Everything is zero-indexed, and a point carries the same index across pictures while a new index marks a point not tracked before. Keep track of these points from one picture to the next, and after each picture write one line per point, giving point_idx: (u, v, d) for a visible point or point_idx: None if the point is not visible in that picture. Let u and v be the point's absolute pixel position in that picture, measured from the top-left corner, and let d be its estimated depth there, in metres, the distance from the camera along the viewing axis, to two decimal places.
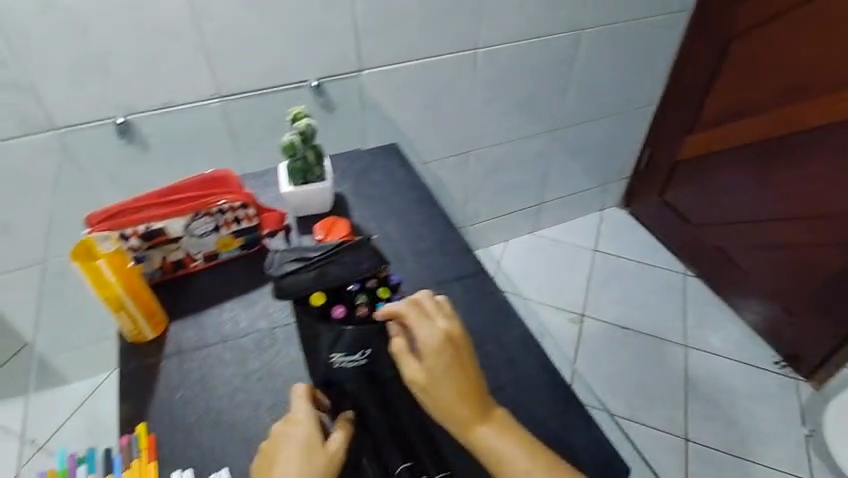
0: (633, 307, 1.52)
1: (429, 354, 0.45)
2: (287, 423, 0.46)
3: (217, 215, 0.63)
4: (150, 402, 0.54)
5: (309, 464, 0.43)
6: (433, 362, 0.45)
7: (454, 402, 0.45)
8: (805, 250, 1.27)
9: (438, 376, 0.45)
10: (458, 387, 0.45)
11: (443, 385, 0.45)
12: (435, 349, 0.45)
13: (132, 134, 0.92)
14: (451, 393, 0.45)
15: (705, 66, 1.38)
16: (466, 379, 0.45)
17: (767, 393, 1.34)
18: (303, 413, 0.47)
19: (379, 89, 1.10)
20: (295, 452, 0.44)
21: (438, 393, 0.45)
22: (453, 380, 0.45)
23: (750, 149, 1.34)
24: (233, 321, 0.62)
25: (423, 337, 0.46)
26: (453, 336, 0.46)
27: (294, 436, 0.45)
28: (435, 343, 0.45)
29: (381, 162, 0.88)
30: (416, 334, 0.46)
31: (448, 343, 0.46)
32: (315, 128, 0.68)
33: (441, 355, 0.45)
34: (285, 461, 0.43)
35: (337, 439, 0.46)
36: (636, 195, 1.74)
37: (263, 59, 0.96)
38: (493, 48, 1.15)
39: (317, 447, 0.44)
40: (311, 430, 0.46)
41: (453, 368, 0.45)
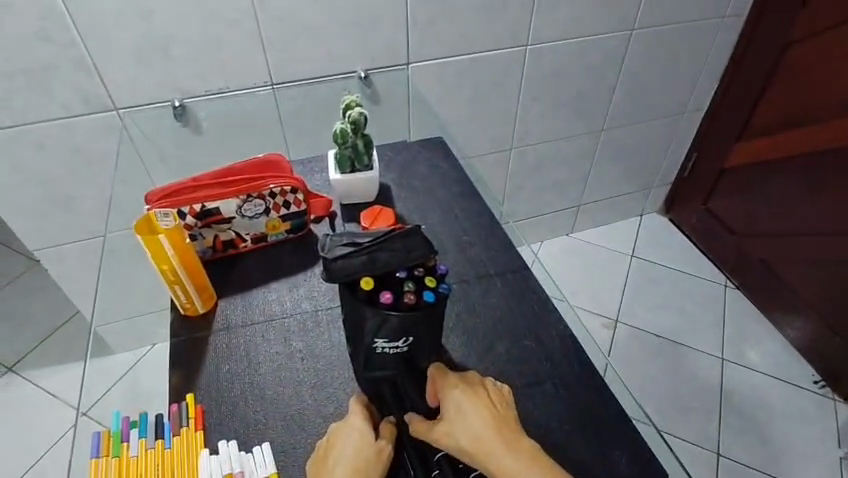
0: (668, 315, 1.49)
1: (450, 391, 0.49)
2: (342, 425, 0.50)
3: (268, 199, 0.65)
4: (199, 373, 0.57)
5: (362, 458, 0.47)
6: (454, 397, 0.48)
7: (481, 429, 0.45)
8: None
9: (462, 407, 0.47)
10: (483, 412, 0.46)
11: (467, 413, 0.46)
12: (456, 386, 0.49)
13: (188, 117, 0.94)
14: (477, 419, 0.46)
15: (760, 72, 1.33)
16: (487, 406, 0.47)
17: (805, 413, 1.29)
18: (358, 415, 0.50)
19: (425, 82, 1.11)
20: (350, 453, 0.47)
21: (464, 425, 0.46)
22: (476, 408, 0.47)
23: (806, 160, 1.28)
24: (279, 301, 0.64)
25: (445, 384, 0.50)
26: (471, 377, 0.50)
27: (348, 438, 0.48)
28: (455, 382, 0.49)
29: (426, 154, 0.89)
30: (439, 383, 0.50)
31: (467, 381, 0.50)
32: (367, 118, 0.68)
33: (461, 389, 0.48)
34: (341, 461, 0.46)
35: (386, 441, 0.49)
36: (678, 201, 1.70)
37: (315, 49, 0.98)
38: (541, 46, 1.15)
39: (369, 448, 0.47)
40: (364, 432, 0.49)
41: (473, 397, 0.48)
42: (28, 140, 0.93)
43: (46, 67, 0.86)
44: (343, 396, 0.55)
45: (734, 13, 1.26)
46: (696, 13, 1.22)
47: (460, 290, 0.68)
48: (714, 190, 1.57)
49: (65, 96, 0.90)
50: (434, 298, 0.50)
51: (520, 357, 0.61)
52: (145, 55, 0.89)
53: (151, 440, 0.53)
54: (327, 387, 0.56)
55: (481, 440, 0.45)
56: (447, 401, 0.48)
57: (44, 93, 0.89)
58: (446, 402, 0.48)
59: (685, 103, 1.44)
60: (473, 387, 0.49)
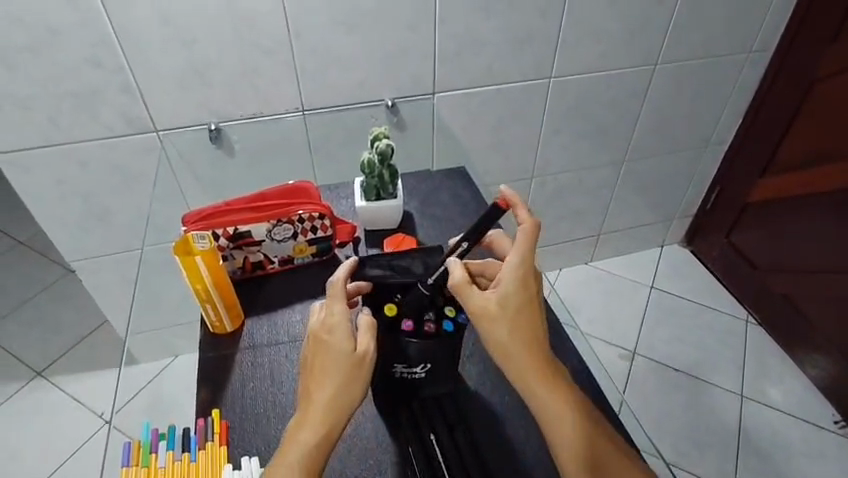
0: (686, 348, 1.48)
1: (507, 291, 0.50)
2: (323, 327, 0.50)
3: (297, 224, 0.68)
4: (224, 389, 0.59)
5: (347, 369, 0.48)
6: (512, 298, 0.49)
7: (524, 338, 0.48)
8: None
9: (514, 311, 0.49)
10: (530, 327, 0.49)
11: (517, 322, 0.48)
12: (520, 284, 0.50)
13: (221, 140, 0.99)
14: (522, 331, 0.48)
15: (785, 108, 1.33)
16: (536, 322, 0.49)
17: (825, 454, 1.26)
18: (338, 317, 0.51)
19: (450, 111, 1.14)
20: (330, 360, 0.48)
21: (510, 327, 0.48)
22: (529, 316, 0.49)
23: (833, 196, 1.26)
24: (303, 322, 0.66)
25: (514, 267, 0.51)
26: (537, 280, 0.52)
27: (329, 345, 0.49)
28: (522, 278, 0.50)
29: (448, 183, 0.91)
30: (506, 264, 0.51)
31: (532, 281, 0.51)
32: (393, 149, 0.71)
33: (525, 288, 0.50)
34: (322, 370, 0.49)
35: (366, 340, 0.50)
36: (700, 232, 1.69)
37: (345, 78, 1.03)
38: (564, 78, 1.17)
39: (349, 353, 0.49)
40: (344, 336, 0.50)
41: (527, 308, 0.49)
42: (73, 158, 0.98)
43: (94, 91, 0.91)
44: (360, 421, 0.57)
45: (758, 49, 1.27)
46: (720, 48, 1.23)
47: None
48: (738, 223, 1.56)
49: (110, 118, 0.96)
50: (452, 329, 0.53)
51: None
52: (185, 82, 0.95)
53: (177, 452, 0.56)
54: None
55: (520, 346, 0.47)
56: (504, 288, 0.50)
57: (91, 115, 0.94)
58: (501, 286, 0.50)
59: (708, 137, 1.45)
60: (534, 292, 0.51)
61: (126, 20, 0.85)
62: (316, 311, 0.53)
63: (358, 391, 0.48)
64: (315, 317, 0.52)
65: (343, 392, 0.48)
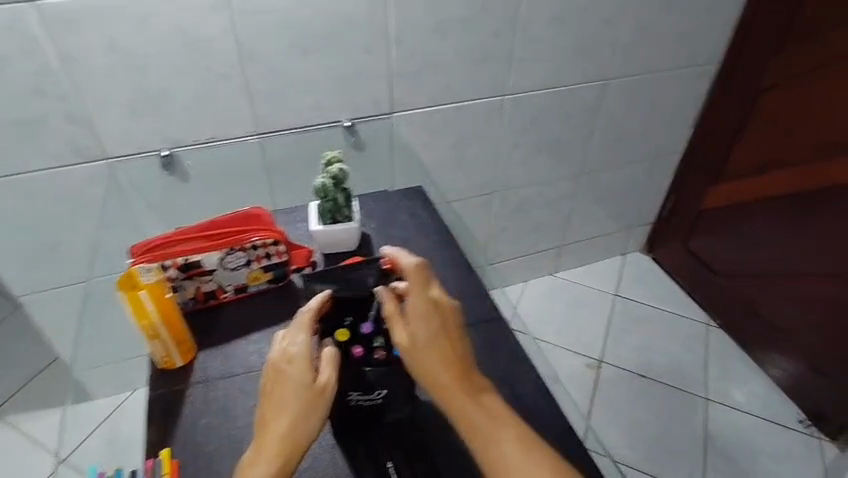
0: (652, 355, 1.51)
1: (418, 323, 0.51)
2: (283, 355, 0.51)
3: (250, 251, 0.66)
4: (175, 427, 0.57)
5: (305, 399, 0.48)
6: (421, 329, 0.51)
7: (438, 366, 0.50)
8: (837, 308, 1.22)
9: (426, 342, 0.50)
10: (443, 354, 0.50)
11: (429, 352, 0.50)
12: (427, 315, 0.52)
13: (174, 166, 0.96)
14: (435, 358, 0.50)
15: (733, 117, 1.37)
16: (449, 348, 0.51)
17: (790, 453, 1.30)
18: (298, 345, 0.52)
19: (408, 130, 1.15)
20: (288, 389, 0.49)
21: (424, 357, 0.50)
22: (441, 346, 0.51)
23: (786, 202, 1.31)
24: (258, 353, 0.64)
25: (415, 299, 0.53)
26: (445, 308, 0.53)
27: (288, 373, 0.50)
28: (428, 310, 0.52)
29: (406, 203, 0.91)
30: (413, 298, 0.53)
31: (440, 312, 0.53)
32: (346, 173, 0.70)
33: (430, 318, 0.52)
34: (279, 399, 0.49)
35: (327, 370, 0.50)
36: (659, 240, 1.74)
37: (301, 101, 1.02)
38: (520, 95, 1.19)
39: (307, 383, 0.49)
40: (304, 366, 0.50)
41: (439, 336, 0.51)
42: (17, 190, 0.95)
43: (38, 119, 0.89)
44: (317, 452, 0.55)
45: (703, 62, 1.32)
46: (668, 63, 1.28)
47: None
48: (694, 230, 1.60)
49: (59, 147, 0.93)
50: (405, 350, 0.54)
51: None
52: (136, 108, 0.93)
53: None
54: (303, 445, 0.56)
55: (434, 373, 0.49)
56: (413, 321, 0.52)
57: (36, 144, 0.91)
58: (411, 320, 0.52)
59: (662, 147, 1.49)
60: (443, 320, 0.52)
61: (72, 46, 0.83)
62: (278, 341, 0.54)
63: (316, 422, 0.48)
64: (276, 345, 0.53)
65: (300, 422, 0.48)
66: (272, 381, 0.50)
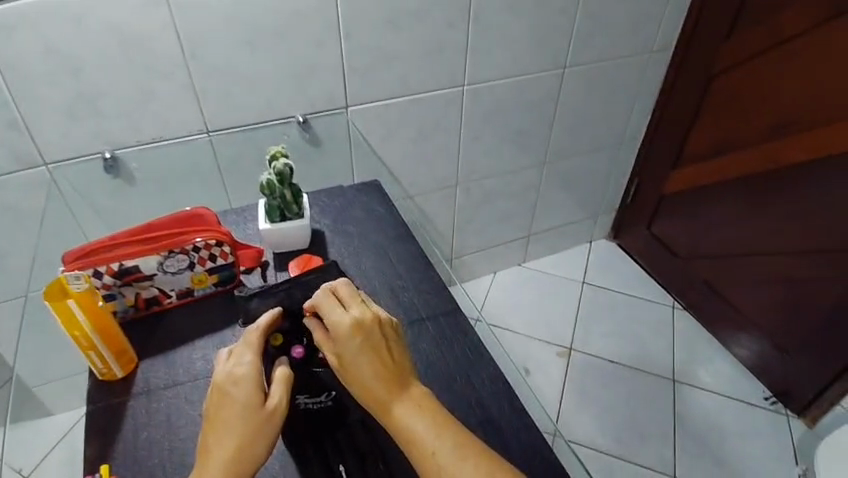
0: (622, 340, 1.52)
1: (344, 342, 0.49)
2: (228, 377, 0.48)
3: (192, 253, 0.64)
4: (115, 442, 0.54)
5: (253, 423, 0.46)
6: (348, 348, 0.49)
7: (369, 384, 0.47)
8: (800, 285, 1.24)
9: (354, 362, 0.48)
10: (374, 370, 0.48)
11: (360, 370, 0.48)
12: (351, 332, 0.49)
13: (118, 169, 0.92)
14: (367, 375, 0.48)
15: (690, 101, 1.39)
16: (380, 361, 0.48)
17: (758, 429, 1.32)
18: (246, 366, 0.49)
19: (365, 123, 1.12)
20: (234, 413, 0.46)
21: (356, 378, 0.48)
22: (369, 362, 0.48)
23: (740, 184, 1.32)
24: (204, 359, 0.62)
25: (335, 321, 0.50)
26: (368, 321, 0.50)
27: (233, 395, 0.47)
28: (351, 327, 0.49)
29: (362, 198, 0.89)
30: (334, 320, 0.50)
31: (365, 325, 0.49)
32: (292, 169, 0.68)
33: (355, 336, 0.49)
34: (224, 424, 0.46)
35: (278, 392, 0.48)
36: (624, 226, 1.75)
37: (251, 97, 0.99)
38: (478, 85, 1.18)
39: (258, 407, 0.47)
40: (252, 388, 0.48)
41: (368, 351, 0.48)
42: None
43: None
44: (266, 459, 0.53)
45: (659, 48, 1.33)
46: (625, 49, 1.28)
47: None
48: (657, 215, 1.62)
49: None
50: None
51: (449, 404, 0.58)
52: (76, 111, 0.88)
53: None
54: None
55: (367, 393, 0.48)
56: (339, 343, 0.49)
57: None
58: (337, 341, 0.49)
59: (622, 134, 1.50)
60: (368, 334, 0.49)
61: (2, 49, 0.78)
62: (222, 362, 0.50)
63: (265, 447, 0.46)
64: (221, 366, 0.50)
65: (247, 448, 0.45)
66: (216, 405, 0.47)
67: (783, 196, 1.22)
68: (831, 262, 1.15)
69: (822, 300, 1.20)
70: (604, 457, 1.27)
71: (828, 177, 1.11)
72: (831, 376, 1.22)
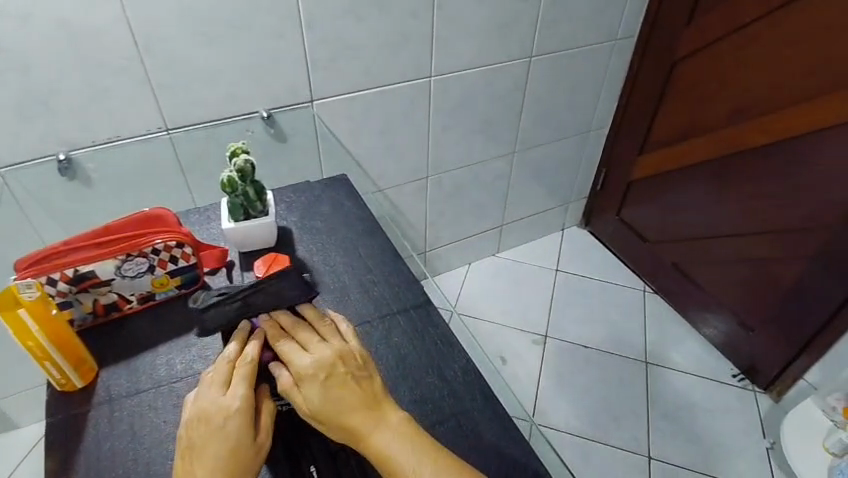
0: (595, 325, 1.54)
1: (311, 382, 0.49)
2: (220, 408, 0.48)
3: (151, 256, 0.62)
4: (76, 455, 0.52)
5: (242, 461, 0.46)
6: (315, 386, 0.49)
7: (342, 418, 0.47)
8: (764, 264, 1.27)
9: (324, 400, 0.48)
10: (345, 403, 0.48)
11: (331, 406, 0.48)
12: (315, 371, 0.49)
13: (74, 170, 0.88)
14: (339, 409, 0.48)
15: (654, 88, 1.41)
16: (350, 393, 0.48)
17: (728, 406, 1.36)
18: (241, 399, 0.48)
19: (332, 117, 1.10)
20: (227, 446, 0.46)
21: (328, 416, 0.48)
22: (339, 397, 0.48)
23: (705, 168, 1.34)
24: (168, 364, 0.60)
25: (298, 364, 0.50)
26: (330, 358, 0.50)
27: (225, 429, 0.47)
28: (315, 367, 0.49)
29: (330, 193, 0.87)
30: (296, 364, 0.50)
31: (328, 362, 0.50)
32: (255, 165, 0.66)
33: (319, 375, 0.49)
34: (213, 456, 0.45)
35: (265, 431, 0.49)
36: (595, 213, 1.78)
37: (212, 92, 0.96)
38: (445, 76, 1.17)
39: (249, 446, 0.47)
40: (244, 425, 0.47)
41: (335, 386, 0.48)
42: None
43: None
44: None
45: (622, 36, 1.34)
46: (590, 37, 1.29)
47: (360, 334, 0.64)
48: (626, 201, 1.64)
49: None
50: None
51: (421, 397, 0.58)
52: (25, 110, 0.84)
53: None
54: None
55: (342, 429, 0.47)
56: (305, 385, 0.49)
57: None
58: (303, 383, 0.49)
59: (590, 122, 1.51)
60: (332, 370, 0.49)
61: None
62: (209, 390, 0.49)
63: None
64: (211, 394, 0.49)
65: None
66: (206, 436, 0.46)
67: (747, 176, 1.24)
68: (794, 241, 1.18)
69: (783, 277, 1.24)
70: (580, 440, 1.29)
71: (789, 157, 1.14)
72: (795, 352, 1.26)
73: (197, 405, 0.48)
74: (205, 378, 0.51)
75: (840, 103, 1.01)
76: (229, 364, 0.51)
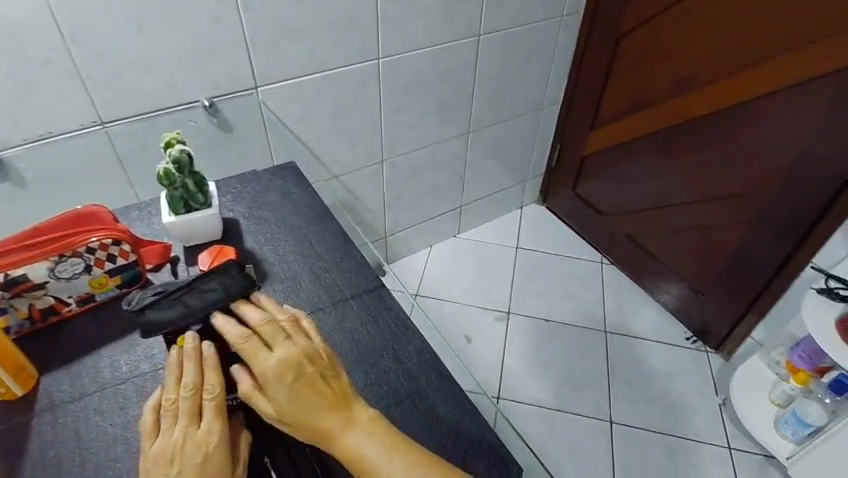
0: (556, 299, 1.58)
1: (277, 385, 0.47)
2: (198, 446, 0.47)
3: (86, 255, 0.60)
4: (19, 466, 0.50)
5: None
6: (281, 388, 0.47)
7: (312, 420, 0.46)
8: (711, 231, 1.32)
9: (292, 402, 0.47)
10: (314, 405, 0.47)
11: (299, 408, 0.46)
12: (281, 372, 0.47)
13: (5, 172, 0.83)
14: (308, 412, 0.47)
15: (601, 63, 1.42)
16: (320, 395, 0.47)
17: (683, 368, 1.42)
18: (218, 434, 0.48)
19: (279, 103, 1.08)
20: None
21: (297, 417, 0.47)
22: (307, 398, 0.47)
23: (652, 140, 1.38)
24: (112, 366, 0.58)
25: (262, 365, 0.48)
26: (296, 358, 0.48)
27: (204, 468, 0.46)
28: (280, 367, 0.48)
29: (277, 182, 0.85)
30: (261, 365, 0.48)
31: (293, 362, 0.48)
32: (191, 154, 0.64)
33: (286, 376, 0.47)
34: None
35: (241, 466, 0.48)
36: (551, 190, 1.80)
37: (149, 83, 0.91)
38: (393, 57, 1.16)
39: None
40: (224, 463, 0.47)
41: (303, 387, 0.47)
42: None
43: None
44: None
45: (570, 12, 1.35)
46: (537, 13, 1.29)
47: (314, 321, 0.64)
48: (580, 177, 1.67)
49: None
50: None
51: (376, 380, 0.58)
52: None
53: None
54: None
55: (311, 431, 0.46)
56: (272, 387, 0.47)
57: None
58: (269, 384, 0.47)
59: (542, 99, 1.52)
60: (299, 371, 0.48)
61: None
62: (177, 426, 0.48)
63: None
64: (186, 430, 0.47)
65: None
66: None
67: (691, 146, 1.28)
68: (737, 207, 1.24)
69: (728, 243, 1.29)
70: (546, 411, 1.33)
71: (729, 126, 1.18)
72: (740, 312, 1.33)
73: (171, 442, 0.47)
74: (170, 410, 0.49)
75: (774, 71, 1.04)
76: (195, 395, 0.49)
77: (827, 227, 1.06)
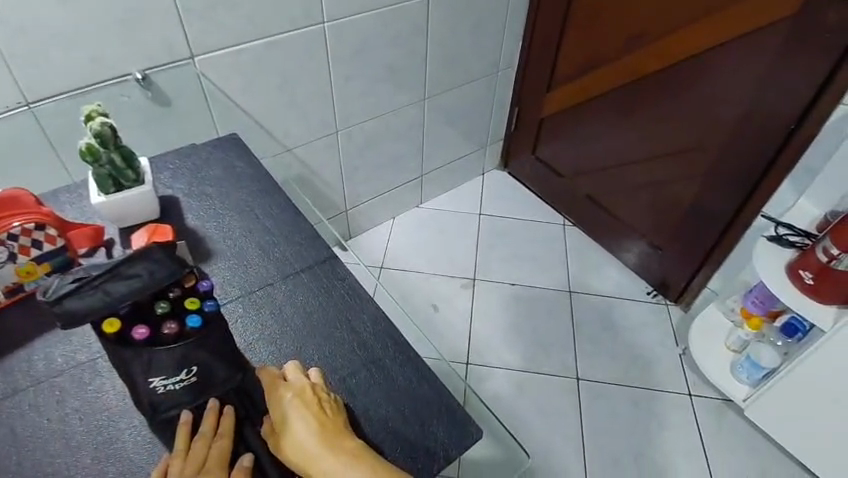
0: (521, 263, 1.58)
1: (280, 403, 0.48)
2: None
3: (9, 243, 0.56)
4: None
5: None
6: (283, 405, 0.48)
7: (302, 437, 0.46)
8: (669, 186, 1.34)
9: (288, 420, 0.47)
10: (306, 422, 0.46)
11: (292, 424, 0.46)
12: (286, 393, 0.49)
13: None
14: (298, 429, 0.46)
15: (555, 21, 1.39)
16: (313, 415, 0.47)
17: (646, 322, 1.46)
18: None
19: (220, 74, 1.02)
20: None
21: (289, 435, 0.46)
22: (301, 416, 0.47)
23: (610, 99, 1.37)
24: (47, 359, 0.55)
25: (274, 386, 0.50)
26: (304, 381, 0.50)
27: None
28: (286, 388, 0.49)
29: (220, 156, 0.81)
30: (272, 387, 0.50)
31: (299, 385, 0.49)
32: (114, 127, 0.60)
33: (289, 395, 0.48)
34: None
35: None
36: (512, 153, 1.79)
37: (74, 58, 0.84)
38: (339, 21, 1.10)
39: None
40: None
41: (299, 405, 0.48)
42: None
43: None
44: (131, 449, 0.49)
45: None
46: None
47: (263, 295, 0.61)
48: (539, 139, 1.66)
49: None
50: (216, 304, 0.48)
51: (330, 351, 0.56)
52: None
53: None
54: (114, 442, 0.50)
55: (299, 449, 0.45)
56: (276, 406, 0.48)
57: None
58: (275, 405, 0.48)
59: (498, 61, 1.49)
60: (303, 393, 0.49)
61: None
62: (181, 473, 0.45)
63: None
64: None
65: None
66: None
67: (646, 103, 1.28)
68: (692, 161, 1.25)
69: (685, 197, 1.31)
70: (516, 374, 1.35)
71: (683, 81, 1.18)
72: (697, 264, 1.36)
73: None
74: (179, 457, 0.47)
75: (723, 21, 1.04)
76: (207, 442, 0.47)
77: (776, 175, 1.09)
